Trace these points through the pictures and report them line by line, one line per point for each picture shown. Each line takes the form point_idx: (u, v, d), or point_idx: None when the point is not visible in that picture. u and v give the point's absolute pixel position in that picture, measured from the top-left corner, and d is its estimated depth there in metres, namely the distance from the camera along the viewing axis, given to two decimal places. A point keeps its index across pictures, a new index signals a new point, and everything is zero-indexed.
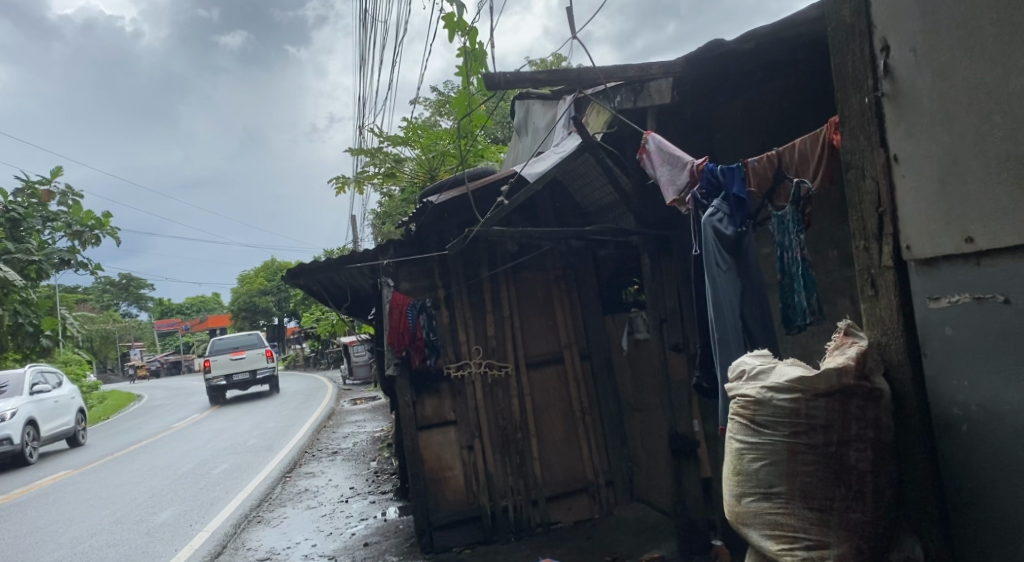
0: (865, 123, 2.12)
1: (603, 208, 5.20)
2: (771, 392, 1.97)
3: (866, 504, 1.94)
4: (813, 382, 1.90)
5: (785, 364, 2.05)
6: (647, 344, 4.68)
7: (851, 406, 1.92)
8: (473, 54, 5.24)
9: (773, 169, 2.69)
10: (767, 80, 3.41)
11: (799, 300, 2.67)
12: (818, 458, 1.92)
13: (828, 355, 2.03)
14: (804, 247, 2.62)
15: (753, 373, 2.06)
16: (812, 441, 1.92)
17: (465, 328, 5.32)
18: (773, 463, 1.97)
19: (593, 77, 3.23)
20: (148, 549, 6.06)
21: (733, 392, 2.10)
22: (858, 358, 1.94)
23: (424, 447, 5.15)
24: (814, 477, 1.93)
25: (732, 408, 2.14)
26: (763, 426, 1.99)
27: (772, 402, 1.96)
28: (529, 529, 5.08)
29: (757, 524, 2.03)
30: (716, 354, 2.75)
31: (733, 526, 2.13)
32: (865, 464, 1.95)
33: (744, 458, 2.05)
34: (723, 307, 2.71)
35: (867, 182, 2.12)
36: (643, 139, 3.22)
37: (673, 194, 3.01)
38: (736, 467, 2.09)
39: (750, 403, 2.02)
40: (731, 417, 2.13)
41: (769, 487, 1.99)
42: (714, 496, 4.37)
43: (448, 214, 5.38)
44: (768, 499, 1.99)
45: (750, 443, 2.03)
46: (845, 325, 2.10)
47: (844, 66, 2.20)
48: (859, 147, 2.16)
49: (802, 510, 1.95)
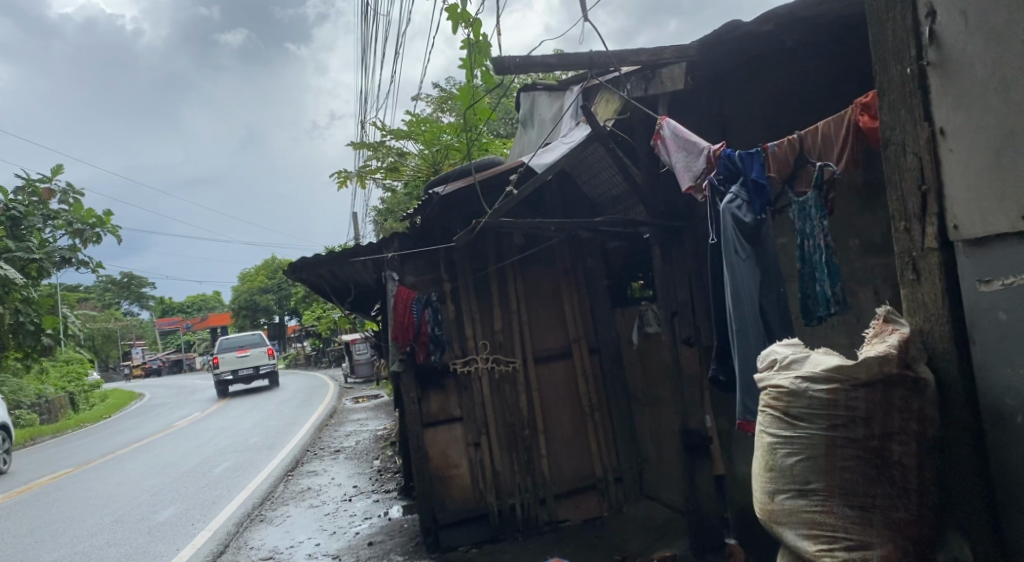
0: (907, 96, 2.02)
1: (612, 200, 5.10)
2: (806, 384, 1.93)
3: (910, 502, 1.89)
4: (853, 371, 1.85)
5: (819, 354, 2.02)
6: (658, 337, 4.59)
7: (893, 398, 1.87)
8: (477, 45, 5.11)
9: (794, 153, 2.60)
10: (784, 63, 3.34)
11: (821, 289, 2.58)
12: (858, 452, 1.88)
13: (868, 344, 1.97)
14: (827, 234, 2.52)
15: (786, 363, 2.03)
16: (852, 435, 1.87)
17: (471, 323, 5.22)
18: (809, 458, 1.93)
19: (606, 60, 3.18)
20: (149, 548, 5.97)
21: (765, 384, 2.06)
22: (899, 346, 1.88)
23: (430, 444, 5.07)
24: (854, 473, 1.89)
25: (764, 402, 2.09)
26: (798, 420, 1.95)
27: (808, 394, 1.91)
28: (537, 527, 5.00)
29: (793, 522, 1.98)
30: (734, 345, 2.61)
31: (766, 525, 2.08)
32: (909, 459, 1.88)
33: (778, 453, 2.00)
34: (742, 296, 2.59)
35: (909, 159, 2.03)
36: (658, 125, 3.12)
37: (689, 181, 2.92)
38: (769, 464, 2.04)
39: (784, 394, 1.98)
40: (764, 411, 2.08)
41: (805, 484, 1.94)
42: (728, 493, 4.26)
43: (453, 206, 5.31)
44: (805, 497, 1.94)
45: (784, 438, 1.98)
46: (885, 311, 2.03)
47: (883, 35, 2.10)
48: (900, 122, 2.06)
49: (842, 509, 1.90)
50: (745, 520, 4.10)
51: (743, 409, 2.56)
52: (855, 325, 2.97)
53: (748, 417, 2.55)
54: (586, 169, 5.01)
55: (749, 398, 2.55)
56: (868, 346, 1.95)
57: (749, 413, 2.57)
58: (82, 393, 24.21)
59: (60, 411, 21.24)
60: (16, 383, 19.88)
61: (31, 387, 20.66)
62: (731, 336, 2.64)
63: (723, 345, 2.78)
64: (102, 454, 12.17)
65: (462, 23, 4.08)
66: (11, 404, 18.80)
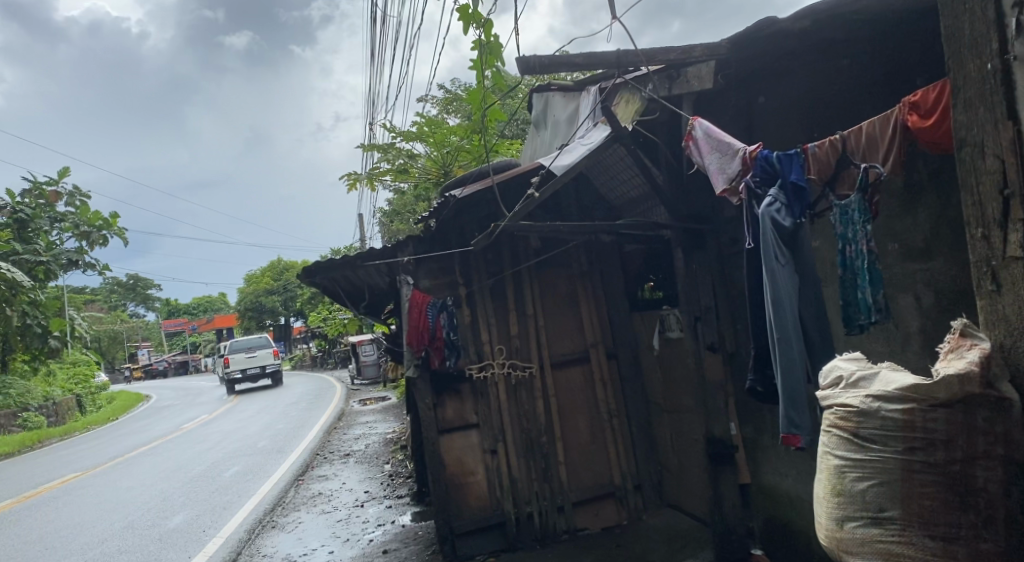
0: (987, 92, 1.90)
1: (632, 202, 5.00)
2: (878, 403, 1.84)
3: (999, 533, 1.75)
4: (929, 391, 1.75)
5: (888, 371, 1.95)
6: (680, 343, 4.48)
7: (976, 419, 1.74)
8: (489, 48, 5.04)
9: (836, 155, 2.50)
10: (818, 62, 3.20)
11: (864, 296, 2.44)
12: (937, 478, 1.77)
13: (943, 361, 1.82)
14: (870, 239, 2.38)
15: (853, 380, 1.97)
16: (931, 459, 1.77)
17: (487, 328, 5.12)
18: (883, 483, 1.83)
19: (635, 59, 3.05)
20: (160, 555, 5.90)
21: (831, 402, 2.00)
22: (981, 363, 1.72)
23: (445, 451, 4.97)
24: (934, 500, 1.78)
25: (830, 422, 2.01)
26: (869, 442, 1.86)
27: (880, 414, 1.83)
28: (555, 535, 4.87)
29: (865, 552, 1.87)
30: (775, 354, 2.50)
31: (836, 555, 1.97)
32: (996, 486, 1.75)
33: (847, 477, 1.91)
34: (783, 303, 2.48)
35: (989, 160, 1.89)
36: (689, 125, 3.04)
37: (724, 183, 2.81)
38: (838, 488, 1.94)
39: (853, 414, 1.90)
40: (830, 432, 2.00)
41: (879, 511, 1.84)
42: (753, 503, 4.14)
43: (469, 209, 5.21)
44: (879, 525, 1.84)
45: (854, 461, 1.89)
46: (961, 325, 1.85)
47: (957, 29, 1.97)
48: (977, 121, 1.93)
49: (922, 539, 1.79)
50: (773, 531, 3.97)
51: (786, 421, 2.44)
52: (895, 333, 2.86)
53: (792, 430, 2.43)
54: (605, 171, 4.91)
55: (794, 410, 2.43)
56: (944, 363, 1.81)
57: (792, 426, 2.44)
58: (89, 395, 24.22)
59: (67, 413, 21.25)
60: (24, 385, 19.92)
61: (39, 389, 20.69)
62: (771, 345, 2.53)
63: (762, 354, 2.68)
64: (111, 458, 12.13)
65: (474, 25, 4.08)
66: (19, 406, 18.83)
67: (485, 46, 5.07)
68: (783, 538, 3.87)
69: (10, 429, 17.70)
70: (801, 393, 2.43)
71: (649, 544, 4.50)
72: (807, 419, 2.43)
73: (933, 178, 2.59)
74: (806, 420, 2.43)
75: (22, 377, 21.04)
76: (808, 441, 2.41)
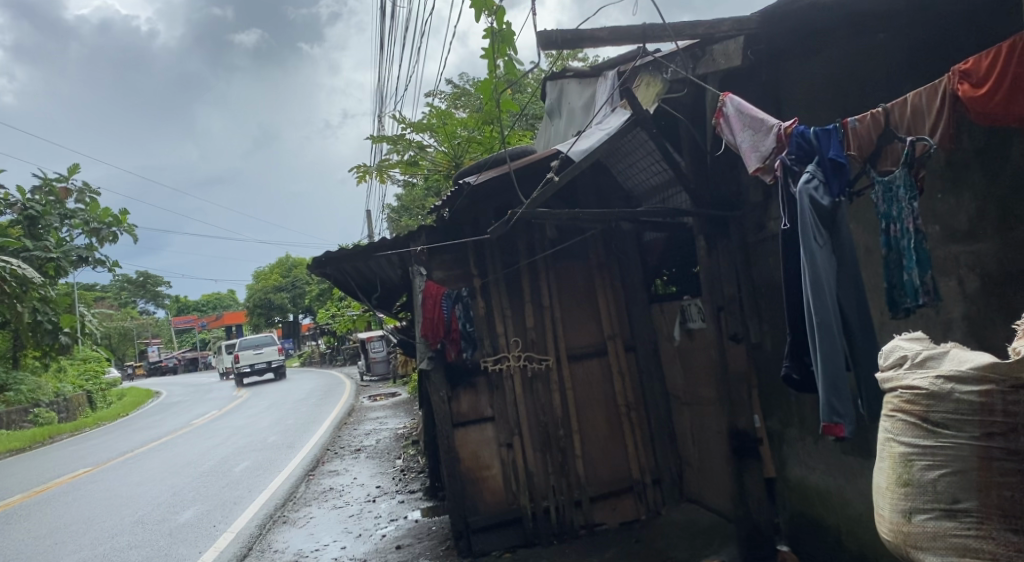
0: None
1: (653, 189, 4.86)
2: (952, 385, 1.78)
3: None
4: (1011, 371, 1.70)
5: (956, 350, 1.89)
6: (703, 334, 4.34)
7: None
8: (501, 35, 4.94)
9: (878, 131, 2.36)
10: (851, 37, 3.04)
11: (910, 278, 2.31)
12: (1017, 465, 1.73)
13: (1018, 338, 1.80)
14: (917, 217, 2.24)
15: (920, 360, 1.90)
16: (1010, 445, 1.73)
17: (502, 319, 5.01)
18: (957, 472, 1.77)
19: (662, 33, 2.95)
20: (171, 551, 5.83)
21: (894, 384, 1.93)
22: None
23: (460, 445, 4.87)
24: (1013, 489, 1.74)
25: (892, 407, 1.94)
26: (940, 427, 1.80)
27: (955, 397, 1.77)
28: (572, 531, 4.75)
29: (935, 547, 1.81)
30: (815, 341, 2.40)
31: (898, 549, 1.91)
32: None
33: (915, 466, 1.84)
34: (823, 287, 2.36)
35: None
36: (720, 101, 2.90)
37: (757, 162, 2.71)
38: (902, 478, 1.88)
39: (922, 398, 1.84)
40: (893, 418, 1.93)
41: (953, 502, 1.78)
42: (779, 498, 3.99)
43: (483, 199, 5.09)
44: (952, 518, 1.78)
45: (924, 449, 1.83)
46: None
47: None
48: None
49: (1001, 532, 1.75)
50: (801, 528, 3.82)
51: (827, 410, 2.38)
52: (936, 318, 2.73)
53: (834, 420, 2.38)
54: (624, 156, 4.79)
55: (836, 398, 2.37)
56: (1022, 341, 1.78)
57: (835, 415, 2.38)
58: (100, 391, 24.30)
59: (78, 408, 21.34)
60: (35, 381, 20.01)
61: (50, 385, 20.78)
62: (810, 330, 2.42)
63: (799, 340, 2.55)
64: (121, 453, 12.11)
65: (486, 12, 3.98)
66: (30, 401, 18.91)
67: (497, 34, 4.95)
68: (811, 534, 3.73)
69: (21, 424, 17.79)
70: (843, 380, 2.36)
71: (670, 540, 4.37)
72: (850, 408, 2.36)
73: (980, 155, 2.45)
74: (849, 409, 2.36)
75: (33, 372, 21.13)
76: (852, 430, 2.36)
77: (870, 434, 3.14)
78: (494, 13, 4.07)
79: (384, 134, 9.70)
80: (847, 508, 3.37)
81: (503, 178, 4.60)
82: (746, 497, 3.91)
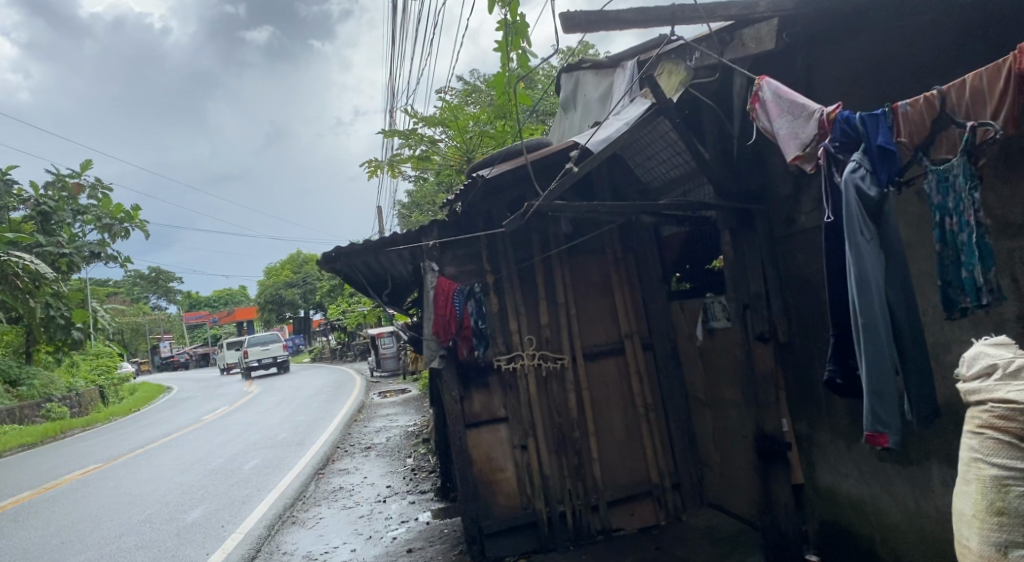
0: None
1: (673, 181, 4.67)
2: None
3: None
4: None
5: None
6: (726, 332, 4.17)
7: None
8: (514, 28, 4.77)
9: (932, 115, 2.15)
10: (891, 16, 2.83)
11: (969, 275, 2.14)
12: None
13: None
14: (979, 209, 2.07)
15: (1013, 371, 1.88)
16: None
17: (516, 317, 4.85)
18: None
19: (692, 14, 2.77)
20: (177, 552, 5.72)
21: (987, 399, 1.90)
22: None
23: (472, 446, 4.72)
24: None
25: (981, 425, 1.92)
26: None
27: None
28: (588, 536, 4.60)
29: None
30: (859, 343, 2.24)
31: None
32: None
33: (1012, 491, 1.82)
34: (869, 287, 2.21)
35: None
36: (756, 85, 2.73)
37: (796, 149, 2.53)
38: (995, 503, 1.86)
39: (1019, 414, 1.82)
40: (982, 436, 1.91)
41: None
42: (806, 505, 3.77)
43: (497, 192, 4.91)
44: None
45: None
46: None
47: None
48: None
49: None
50: (830, 538, 3.58)
51: (872, 419, 2.24)
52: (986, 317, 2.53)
53: (878, 429, 2.23)
54: (642, 148, 4.62)
55: (880, 406, 2.22)
56: None
57: (880, 424, 2.23)
58: (112, 386, 24.42)
59: (90, 403, 21.46)
60: (48, 376, 20.15)
61: (62, 379, 20.93)
62: (855, 332, 2.27)
63: (843, 340, 2.41)
64: (131, 449, 12.09)
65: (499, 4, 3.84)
66: (43, 396, 19.05)
67: (510, 26, 4.77)
68: (841, 545, 3.49)
69: (33, 419, 17.90)
70: (889, 388, 2.20)
71: (690, 547, 4.17)
72: (896, 417, 2.21)
73: None
74: (895, 418, 2.21)
75: (46, 367, 21.29)
76: (897, 441, 2.20)
77: (910, 440, 2.93)
78: (508, 4, 3.91)
79: (395, 128, 9.56)
80: (883, 518, 3.16)
81: (518, 171, 4.43)
82: (772, 504, 3.72)
